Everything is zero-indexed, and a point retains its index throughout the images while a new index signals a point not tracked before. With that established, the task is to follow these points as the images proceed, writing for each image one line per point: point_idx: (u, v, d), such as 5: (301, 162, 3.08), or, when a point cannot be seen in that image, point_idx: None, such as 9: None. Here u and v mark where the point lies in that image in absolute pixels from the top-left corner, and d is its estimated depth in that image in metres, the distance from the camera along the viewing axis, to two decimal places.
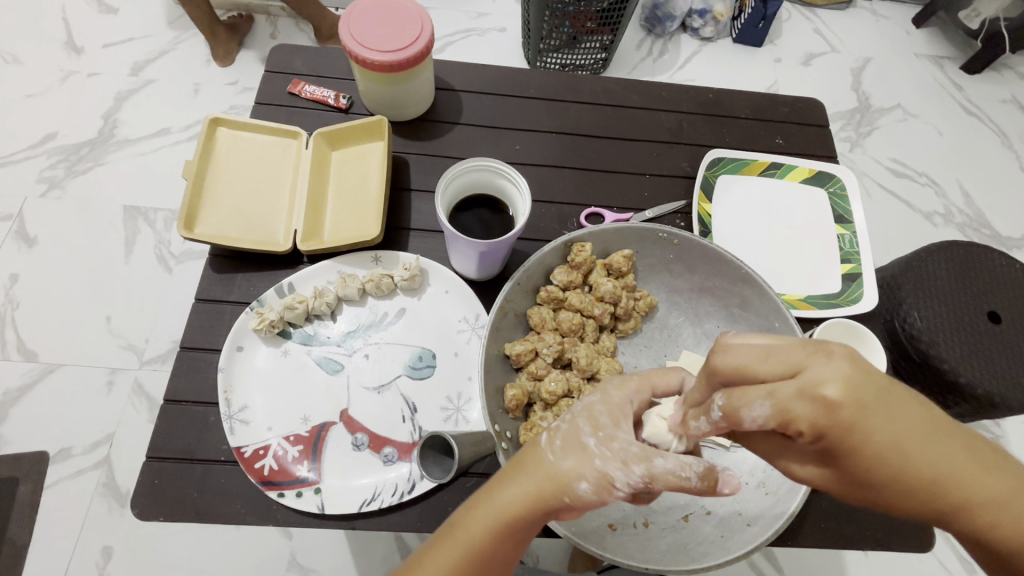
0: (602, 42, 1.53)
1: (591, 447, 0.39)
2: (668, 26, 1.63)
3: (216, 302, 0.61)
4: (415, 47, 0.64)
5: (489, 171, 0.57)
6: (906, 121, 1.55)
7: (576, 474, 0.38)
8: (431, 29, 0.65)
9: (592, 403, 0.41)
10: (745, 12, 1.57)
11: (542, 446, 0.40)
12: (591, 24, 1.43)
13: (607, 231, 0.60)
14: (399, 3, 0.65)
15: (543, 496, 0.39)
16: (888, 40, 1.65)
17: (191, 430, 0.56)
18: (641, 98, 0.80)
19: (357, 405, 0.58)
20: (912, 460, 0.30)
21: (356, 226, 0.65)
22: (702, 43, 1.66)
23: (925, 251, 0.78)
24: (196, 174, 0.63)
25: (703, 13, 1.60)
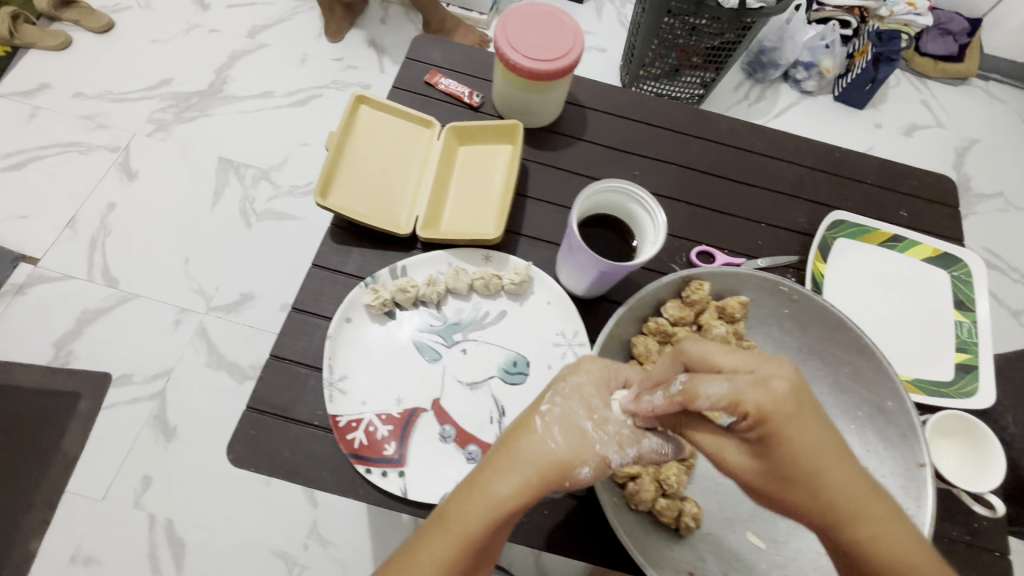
0: (703, 79, 1.53)
1: (582, 420, 0.46)
2: (770, 73, 1.61)
3: (332, 271, 0.63)
4: (565, 61, 0.65)
5: (624, 194, 0.57)
6: (1007, 212, 1.47)
7: (575, 457, 0.44)
8: (581, 45, 0.66)
9: (584, 389, 0.47)
10: (853, 73, 1.53)
11: (536, 428, 0.45)
12: (697, 59, 1.43)
13: (726, 273, 0.59)
14: (556, 17, 0.66)
15: (545, 479, 0.44)
16: (1001, 125, 1.58)
17: (291, 389, 0.57)
18: (766, 145, 0.79)
19: (449, 398, 0.59)
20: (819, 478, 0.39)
21: (474, 224, 0.66)
22: (801, 95, 1.63)
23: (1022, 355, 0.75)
24: (337, 145, 0.65)
25: (809, 66, 1.57)
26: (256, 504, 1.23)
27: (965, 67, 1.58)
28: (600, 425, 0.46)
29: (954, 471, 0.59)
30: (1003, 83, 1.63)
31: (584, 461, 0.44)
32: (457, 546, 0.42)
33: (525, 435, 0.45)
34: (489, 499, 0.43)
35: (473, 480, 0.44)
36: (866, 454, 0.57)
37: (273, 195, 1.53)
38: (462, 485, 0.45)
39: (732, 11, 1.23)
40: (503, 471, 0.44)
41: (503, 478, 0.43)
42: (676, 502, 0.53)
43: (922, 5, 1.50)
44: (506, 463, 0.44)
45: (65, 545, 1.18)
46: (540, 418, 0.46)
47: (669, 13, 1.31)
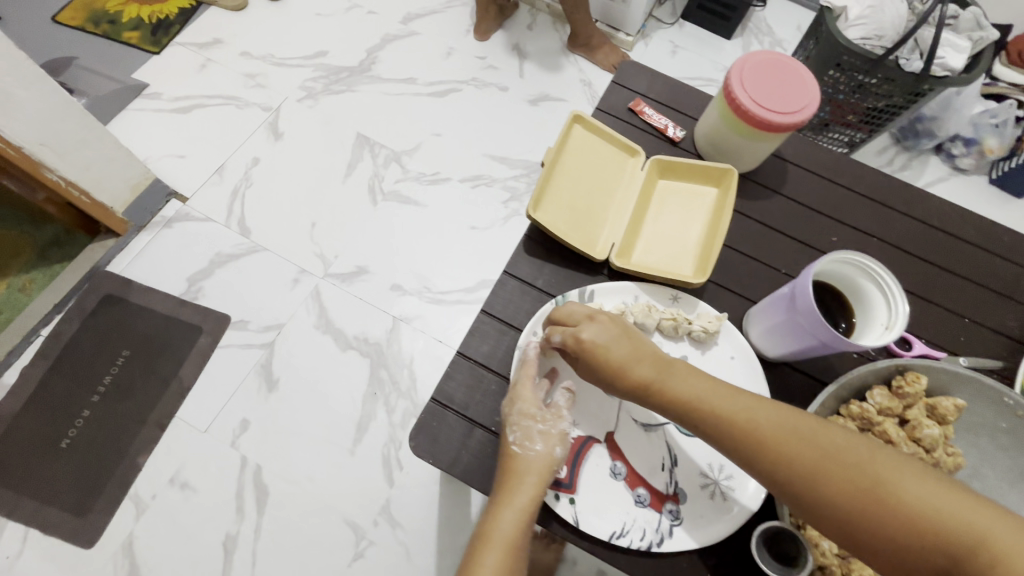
0: (850, 139, 1.50)
1: (542, 428, 0.54)
2: (923, 142, 1.52)
3: (522, 281, 0.64)
4: (802, 115, 0.63)
5: (855, 268, 0.54)
6: None
7: (548, 447, 0.54)
8: (817, 105, 0.63)
9: (527, 404, 0.55)
10: (1021, 159, 1.41)
11: (514, 449, 0.53)
12: (852, 118, 1.41)
13: (947, 370, 0.55)
14: (795, 72, 0.65)
15: (542, 473, 0.53)
16: None
17: (474, 390, 0.59)
18: (977, 234, 0.73)
19: (623, 434, 0.58)
20: (740, 423, 0.46)
21: (668, 263, 0.65)
22: (953, 171, 1.53)
23: None
24: (551, 161, 0.66)
25: (968, 143, 1.45)
26: (337, 470, 1.27)
27: None
28: (546, 418, 0.55)
29: None
30: None
31: (553, 445, 0.54)
32: (504, 556, 0.50)
33: (511, 458, 0.53)
34: (511, 509, 0.51)
35: (496, 502, 0.52)
36: None
37: (402, 177, 1.58)
38: (486, 512, 0.52)
39: (911, 76, 1.18)
40: (508, 500, 0.51)
41: (519, 493, 0.52)
42: None
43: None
44: (511, 491, 0.52)
45: (164, 468, 1.25)
46: (513, 440, 0.53)
47: (836, 66, 1.29)
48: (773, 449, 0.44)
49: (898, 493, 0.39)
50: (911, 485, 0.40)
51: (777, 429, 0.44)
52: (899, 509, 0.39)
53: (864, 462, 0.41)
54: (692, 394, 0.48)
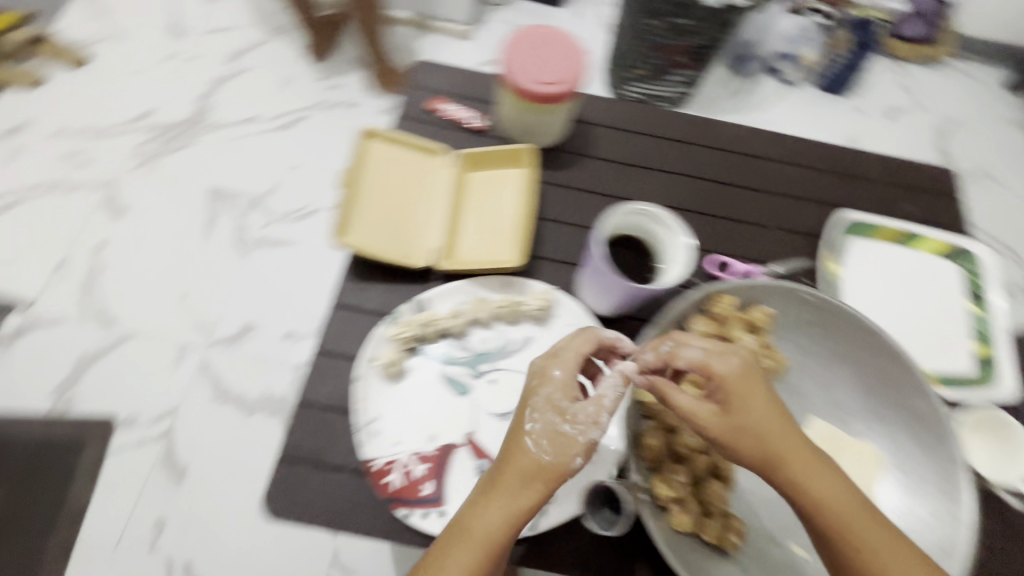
0: (687, 79, 1.52)
1: (574, 431, 0.50)
2: (753, 66, 1.63)
3: (353, 308, 0.62)
4: (570, 84, 0.66)
5: (646, 216, 0.57)
6: (978, 183, 1.54)
7: (567, 456, 0.49)
8: (584, 71, 0.67)
9: (552, 398, 0.51)
10: (837, 57, 1.56)
11: (526, 453, 0.49)
12: (682, 58, 1.42)
13: (750, 285, 0.60)
14: (561, 41, 0.66)
15: (545, 483, 0.49)
16: (977, 105, 1.64)
17: (325, 434, 0.56)
18: (771, 149, 0.80)
19: (482, 431, 0.58)
20: (770, 436, 0.47)
21: (495, 250, 0.65)
22: (786, 85, 1.64)
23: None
24: (348, 182, 0.64)
25: (788, 57, 1.62)
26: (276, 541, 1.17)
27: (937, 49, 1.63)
28: (579, 420, 0.50)
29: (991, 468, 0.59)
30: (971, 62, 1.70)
31: (574, 454, 0.49)
32: (480, 558, 0.46)
33: (520, 453, 0.49)
34: (490, 514, 0.47)
35: (480, 494, 0.49)
36: (904, 457, 0.57)
37: (269, 222, 1.46)
38: (466, 504, 0.49)
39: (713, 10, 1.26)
40: (502, 500, 0.48)
41: (503, 500, 0.48)
42: (720, 520, 0.53)
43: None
44: (512, 494, 0.48)
45: None
46: (529, 439, 0.50)
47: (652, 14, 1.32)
48: (791, 471, 0.46)
49: (853, 524, 0.45)
50: (862, 516, 0.46)
51: (801, 458, 0.46)
52: (852, 536, 0.45)
53: (840, 492, 0.46)
54: (738, 389, 0.47)
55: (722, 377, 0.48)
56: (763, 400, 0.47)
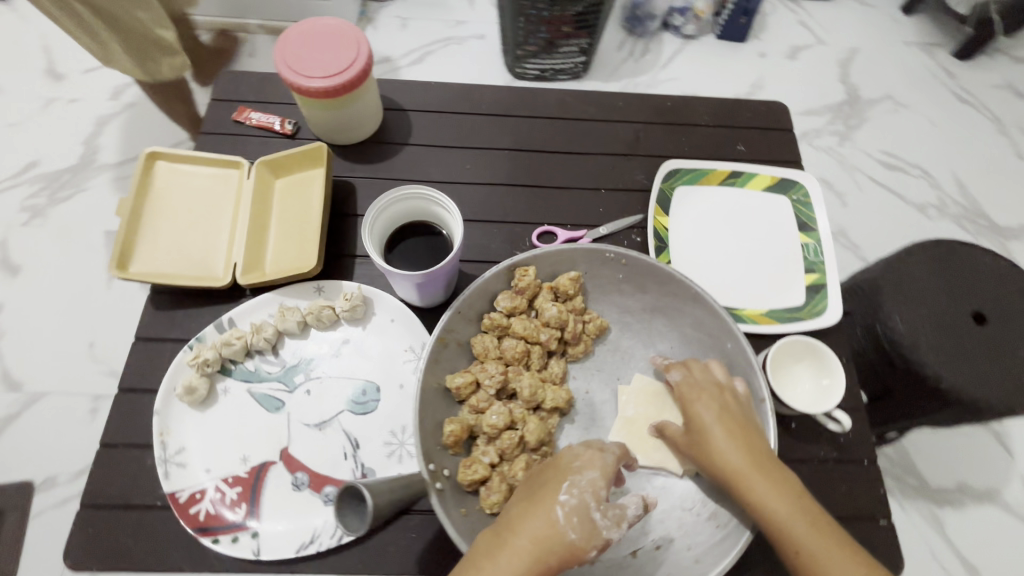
0: (581, 46, 1.48)
1: (598, 507, 0.45)
2: (649, 25, 1.62)
3: (157, 340, 0.60)
4: (351, 72, 0.63)
5: (422, 200, 0.56)
6: (898, 112, 1.52)
7: (587, 543, 0.43)
8: (367, 58, 0.64)
9: (597, 483, 0.46)
10: (727, 9, 1.55)
11: (558, 525, 0.44)
12: (567, 28, 1.39)
13: (553, 252, 0.58)
14: (338, 30, 0.64)
15: (548, 561, 0.43)
16: (877, 30, 1.63)
17: (129, 473, 0.55)
18: (597, 110, 0.78)
19: (298, 443, 0.57)
20: (711, 455, 0.49)
21: (297, 256, 0.63)
22: (685, 40, 1.63)
23: (907, 253, 0.86)
24: (131, 213, 0.62)
25: (684, 11, 1.59)
26: None
27: None
28: (611, 515, 0.45)
29: (809, 398, 0.59)
30: None
31: (592, 545, 0.44)
32: None
33: (534, 517, 0.44)
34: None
35: (474, 557, 0.43)
36: None
37: None
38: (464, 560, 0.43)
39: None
40: (503, 562, 0.42)
41: (500, 562, 0.42)
42: None
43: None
44: (510, 554, 0.43)
45: None
46: (559, 507, 0.44)
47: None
48: (750, 487, 0.46)
49: (798, 542, 0.44)
50: (811, 529, 0.45)
51: (759, 477, 0.46)
52: (795, 550, 0.44)
53: (791, 513, 0.45)
54: (699, 419, 0.50)
55: (701, 413, 0.50)
56: (718, 417, 0.49)
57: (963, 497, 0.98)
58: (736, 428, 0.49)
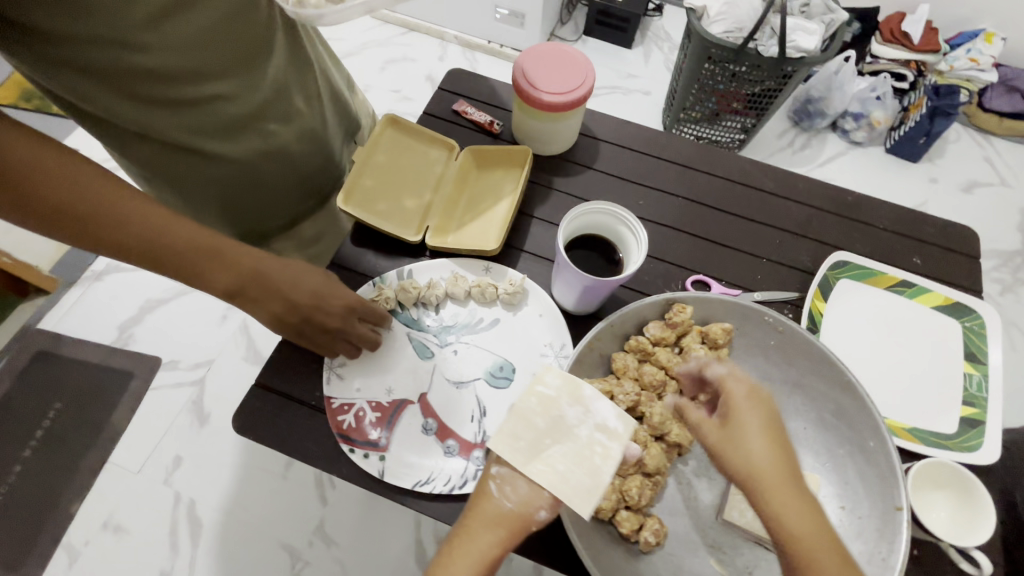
0: (744, 125, 1.54)
1: (522, 471, 0.50)
2: (818, 122, 1.60)
3: (347, 270, 0.70)
4: (543, 97, 0.71)
5: (611, 216, 0.61)
6: None
7: (530, 507, 0.49)
8: (563, 102, 0.71)
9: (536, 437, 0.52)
10: (906, 125, 1.49)
11: (495, 495, 0.50)
12: (737, 105, 1.45)
13: (711, 299, 0.61)
14: (580, 70, 0.72)
15: (511, 526, 0.48)
16: None
17: (296, 370, 0.63)
18: (776, 185, 0.80)
19: (435, 393, 0.63)
20: (734, 440, 0.49)
21: (479, 236, 0.71)
22: (850, 145, 1.61)
23: None
24: (362, 160, 0.73)
25: (858, 117, 1.54)
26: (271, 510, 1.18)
27: None
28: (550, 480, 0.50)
29: (946, 526, 0.55)
30: None
31: (537, 506, 0.49)
32: None
33: (484, 498, 0.50)
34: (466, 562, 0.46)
35: (448, 552, 0.47)
36: (845, 493, 0.56)
37: None
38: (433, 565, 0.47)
39: (773, 59, 1.24)
40: (466, 550, 0.47)
41: (476, 545, 0.47)
42: (637, 516, 0.54)
43: (985, 61, 1.48)
44: (471, 539, 0.48)
45: (100, 510, 1.19)
46: (494, 481, 0.51)
47: (710, 60, 1.34)
48: (771, 495, 0.45)
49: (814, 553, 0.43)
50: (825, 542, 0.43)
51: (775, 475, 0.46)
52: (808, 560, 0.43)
53: (808, 520, 0.44)
54: (736, 399, 0.51)
55: (734, 394, 0.52)
56: (761, 422, 0.49)
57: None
58: (769, 428, 0.49)
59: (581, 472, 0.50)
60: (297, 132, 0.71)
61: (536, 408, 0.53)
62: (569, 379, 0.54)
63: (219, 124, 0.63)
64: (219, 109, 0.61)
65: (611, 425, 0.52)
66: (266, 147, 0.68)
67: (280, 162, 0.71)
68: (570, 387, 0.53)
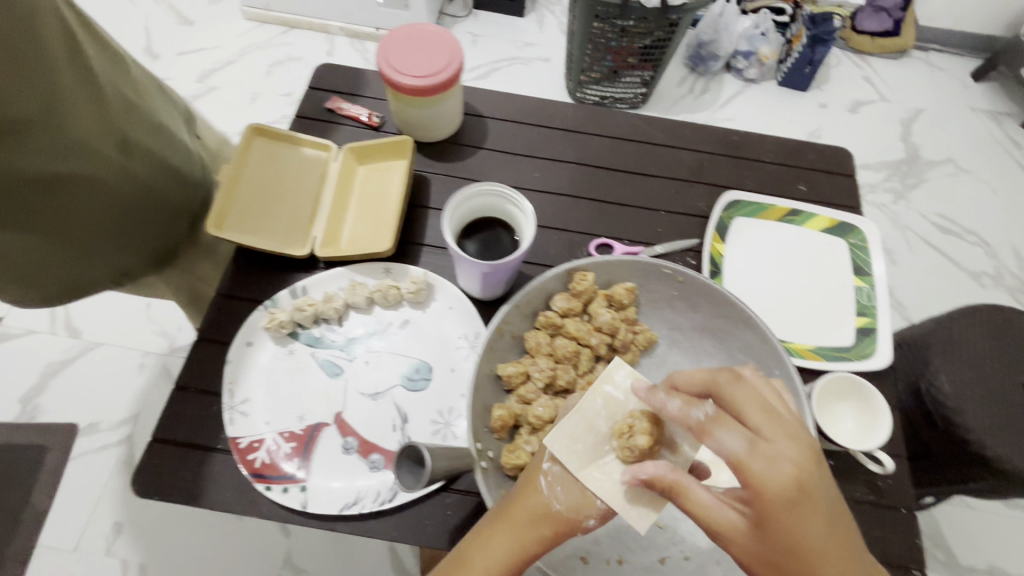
0: (643, 78, 1.52)
1: (578, 478, 0.48)
2: (712, 65, 1.63)
3: (235, 298, 0.65)
4: (398, 77, 0.68)
5: (499, 196, 0.59)
6: (956, 176, 1.53)
7: (580, 515, 0.46)
8: (414, 82, 0.68)
9: (601, 433, 0.50)
10: (792, 57, 1.57)
11: (545, 491, 0.47)
12: (633, 59, 1.42)
13: (611, 262, 0.61)
14: (445, 50, 0.69)
15: (552, 527, 0.46)
16: (941, 93, 1.63)
17: (195, 416, 0.59)
18: (664, 135, 0.81)
19: (351, 410, 0.60)
20: None
21: (371, 237, 0.67)
22: (745, 83, 1.66)
23: (962, 315, 0.88)
24: (230, 178, 0.67)
25: (748, 55, 1.59)
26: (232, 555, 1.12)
27: (903, 40, 1.63)
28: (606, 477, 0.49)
29: (851, 435, 0.59)
30: (940, 52, 1.70)
31: (588, 515, 0.47)
32: None
33: (532, 491, 0.47)
34: (491, 552, 0.44)
35: (480, 534, 0.46)
36: None
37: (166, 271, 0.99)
38: (464, 543, 0.46)
39: (656, 9, 1.25)
40: (502, 533, 0.45)
41: (502, 540, 0.45)
42: None
43: None
44: (510, 525, 0.46)
45: None
46: (545, 476, 0.48)
47: (598, 18, 1.32)
48: None
49: None
50: None
51: None
52: None
53: None
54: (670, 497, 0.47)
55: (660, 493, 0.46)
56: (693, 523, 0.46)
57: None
58: None
59: (641, 486, 0.48)
60: (142, 123, 0.65)
61: (601, 410, 0.51)
62: (636, 382, 0.53)
63: (62, 142, 0.55)
64: (65, 125, 0.55)
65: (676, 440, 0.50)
66: (127, 148, 0.63)
67: (140, 158, 0.64)
68: (636, 390, 0.52)
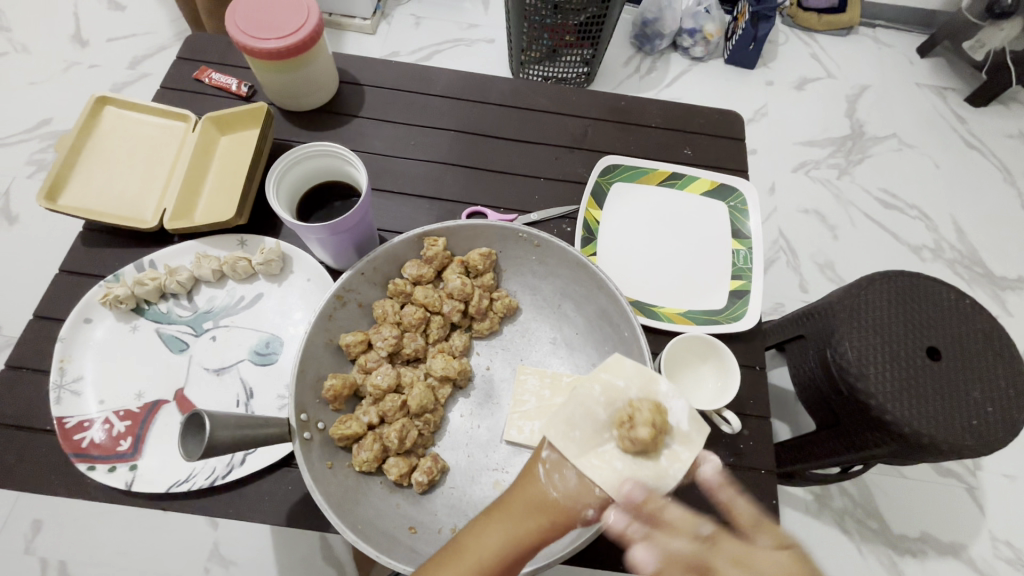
0: (584, 56, 1.44)
1: (572, 461, 0.43)
2: (658, 44, 1.55)
3: (80, 275, 0.62)
4: (255, 42, 0.64)
5: (335, 157, 0.57)
6: (900, 152, 1.45)
7: (578, 504, 0.42)
8: (276, 46, 0.64)
9: (592, 402, 0.45)
10: (736, 33, 1.48)
11: (542, 480, 0.43)
12: (569, 38, 1.34)
13: (464, 227, 0.59)
14: (302, 11, 0.66)
15: (553, 514, 0.42)
16: (889, 70, 1.55)
17: (26, 396, 0.56)
18: (549, 101, 0.79)
19: (193, 386, 0.57)
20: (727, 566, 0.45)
21: (223, 206, 0.64)
22: (692, 62, 1.57)
23: (865, 281, 0.73)
24: (71, 150, 0.65)
25: (692, 32, 1.52)
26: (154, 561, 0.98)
27: (848, 17, 1.55)
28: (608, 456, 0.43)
29: (711, 395, 0.59)
30: (888, 27, 1.60)
31: (587, 504, 0.42)
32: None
33: (529, 479, 0.43)
34: (481, 545, 0.42)
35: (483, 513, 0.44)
36: None
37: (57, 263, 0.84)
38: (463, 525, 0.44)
39: None
40: (500, 519, 0.43)
41: (493, 531, 0.42)
42: (406, 460, 0.52)
43: None
44: (507, 510, 0.43)
45: None
46: (544, 461, 0.44)
47: None
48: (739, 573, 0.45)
49: None
50: None
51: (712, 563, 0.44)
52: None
53: None
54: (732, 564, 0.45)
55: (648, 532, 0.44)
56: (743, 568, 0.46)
57: (924, 544, 1.00)
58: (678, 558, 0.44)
59: (643, 474, 0.43)
60: None
61: (601, 397, 0.45)
62: (642, 368, 0.47)
63: None
64: None
65: (681, 427, 0.44)
66: None
67: None
68: (643, 377, 0.46)
